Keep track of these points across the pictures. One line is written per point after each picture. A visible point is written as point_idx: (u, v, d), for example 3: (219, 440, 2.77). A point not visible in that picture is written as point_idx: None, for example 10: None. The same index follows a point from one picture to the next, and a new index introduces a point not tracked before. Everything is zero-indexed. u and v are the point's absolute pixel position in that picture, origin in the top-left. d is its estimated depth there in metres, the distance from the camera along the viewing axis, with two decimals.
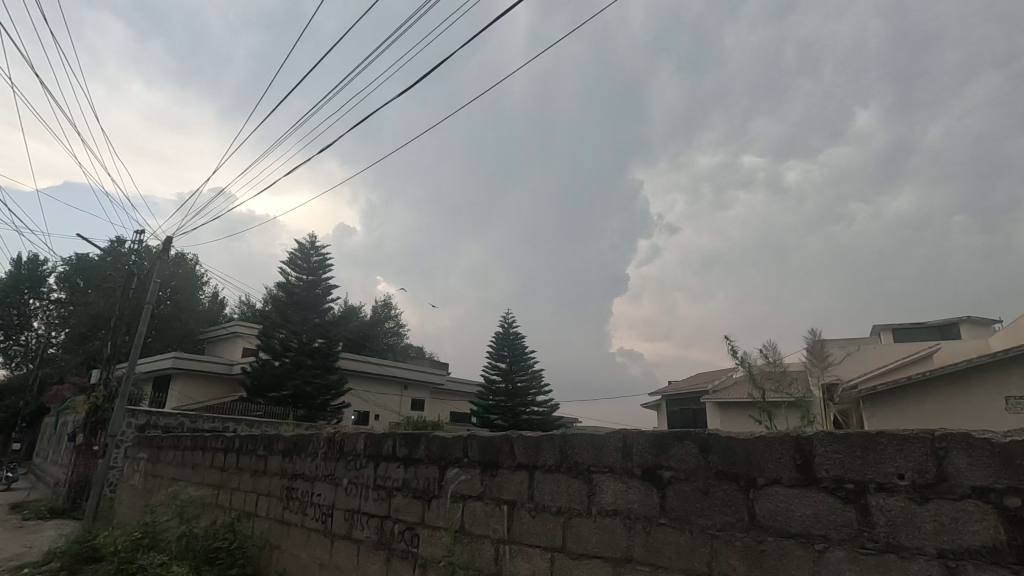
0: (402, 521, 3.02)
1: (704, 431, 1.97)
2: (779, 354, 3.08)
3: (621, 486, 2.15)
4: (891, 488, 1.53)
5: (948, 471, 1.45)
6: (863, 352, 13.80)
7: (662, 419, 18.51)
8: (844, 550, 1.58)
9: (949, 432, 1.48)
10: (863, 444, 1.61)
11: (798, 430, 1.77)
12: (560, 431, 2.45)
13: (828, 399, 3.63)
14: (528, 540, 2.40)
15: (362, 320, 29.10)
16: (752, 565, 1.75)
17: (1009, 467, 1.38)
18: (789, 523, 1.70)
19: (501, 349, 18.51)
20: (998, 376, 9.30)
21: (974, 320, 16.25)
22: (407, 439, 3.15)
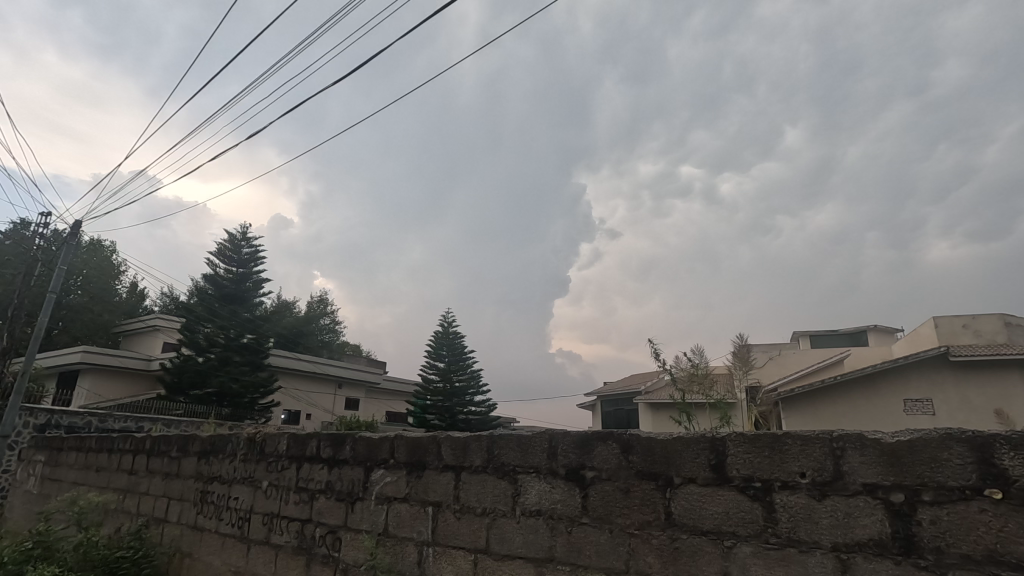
0: (324, 524, 2.91)
1: (626, 432, 2.02)
2: (703, 357, 3.16)
3: (545, 486, 2.16)
4: (793, 486, 1.62)
5: (843, 469, 1.55)
6: (783, 357, 14.69)
7: (597, 419, 18.96)
8: (750, 546, 1.66)
9: (845, 433, 1.58)
10: (770, 444, 1.69)
11: (713, 431, 1.83)
12: (488, 431, 2.44)
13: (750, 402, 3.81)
14: (452, 542, 2.37)
15: (297, 316, 28.05)
16: (666, 562, 1.80)
17: (895, 465, 1.48)
18: (702, 521, 1.76)
19: (440, 348, 18.30)
20: (899, 381, 10.13)
21: (880, 329, 17.64)
22: (333, 440, 3.04)
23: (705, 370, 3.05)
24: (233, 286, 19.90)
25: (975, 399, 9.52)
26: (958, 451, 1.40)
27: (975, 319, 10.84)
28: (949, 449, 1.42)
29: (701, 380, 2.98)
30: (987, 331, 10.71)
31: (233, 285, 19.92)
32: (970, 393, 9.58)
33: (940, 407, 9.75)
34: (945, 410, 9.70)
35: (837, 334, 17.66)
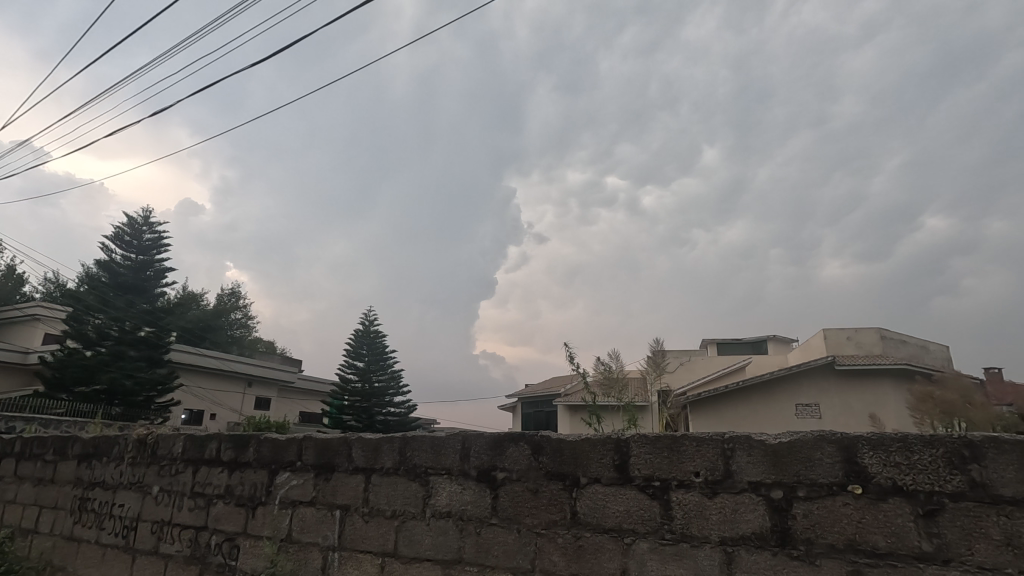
0: (221, 531, 2.74)
1: (537, 433, 2.06)
2: (617, 360, 3.28)
3: (456, 487, 2.16)
4: (688, 484, 1.72)
5: (732, 468, 1.67)
6: (693, 362, 15.57)
7: (517, 421, 19.18)
8: (647, 542, 1.74)
9: (736, 434, 1.71)
10: (669, 444, 1.80)
11: (619, 432, 1.91)
12: (401, 432, 2.40)
13: (661, 404, 4.00)
14: (359, 546, 2.31)
15: (204, 309, 26.21)
16: (570, 560, 1.85)
17: (777, 464, 1.61)
18: (604, 519, 1.83)
19: (360, 347, 17.76)
20: (793, 387, 11.03)
21: (778, 338, 19.14)
22: (235, 441, 2.88)
23: (619, 372, 3.15)
24: (131, 274, 18.25)
25: (855, 403, 10.53)
26: (829, 450, 1.55)
27: (857, 331, 12.00)
28: (821, 449, 1.56)
29: (612, 383, 3.09)
30: (867, 343, 11.88)
31: (130, 273, 18.26)
32: (851, 398, 10.60)
33: (825, 411, 10.72)
34: (829, 414, 10.67)
35: (741, 341, 18.94)
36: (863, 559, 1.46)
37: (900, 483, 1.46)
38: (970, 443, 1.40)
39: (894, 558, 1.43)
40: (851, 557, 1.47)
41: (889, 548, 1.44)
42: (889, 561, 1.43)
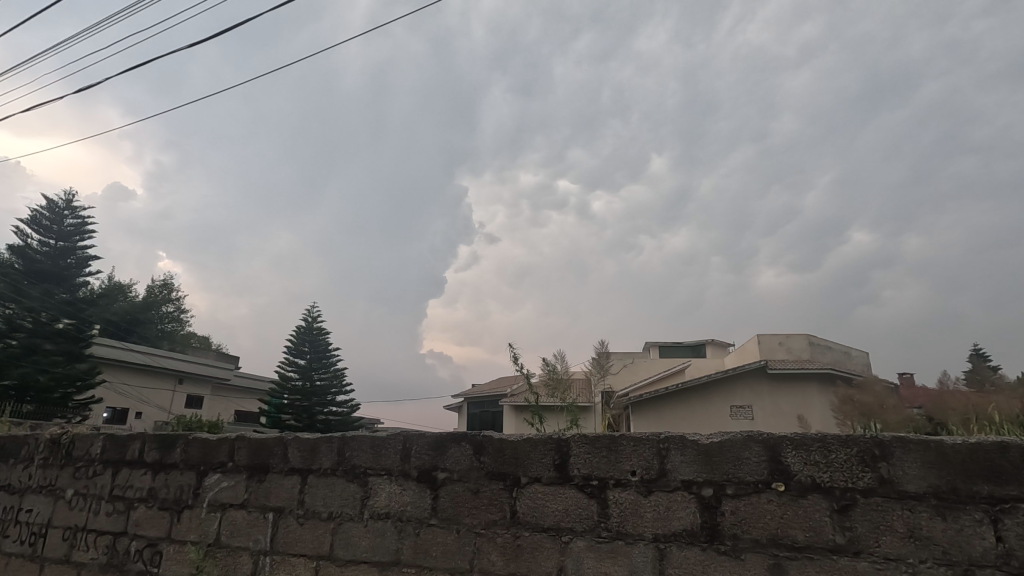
0: (142, 537, 2.59)
1: (479, 433, 2.06)
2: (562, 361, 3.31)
3: (396, 488, 2.13)
4: (624, 483, 1.77)
5: (666, 467, 1.73)
6: (636, 364, 15.99)
7: (463, 421, 19.11)
8: (584, 540, 1.78)
9: (671, 434, 1.77)
10: (607, 444, 1.84)
11: (560, 432, 1.94)
12: (340, 431, 2.34)
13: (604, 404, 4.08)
14: (292, 549, 2.24)
15: (132, 301, 24.65)
16: (509, 559, 1.86)
17: (708, 462, 1.68)
18: (543, 519, 1.85)
19: (302, 344, 17.18)
20: (728, 389, 11.53)
21: (717, 342, 19.95)
22: (160, 442, 2.72)
23: (564, 374, 3.19)
24: (49, 262, 16.93)
25: (784, 406, 11.11)
26: (756, 450, 1.63)
27: (788, 337, 12.67)
28: (749, 449, 1.64)
29: (556, 384, 3.13)
30: (796, 348, 12.56)
31: (48, 261, 16.94)
32: (781, 401, 11.17)
33: (757, 413, 11.27)
34: (761, 415, 11.21)
35: (682, 345, 19.61)
36: (783, 553, 1.54)
37: (818, 480, 1.55)
38: (881, 443, 1.51)
39: (811, 551, 1.51)
40: (773, 551, 1.55)
41: (806, 542, 1.52)
42: (806, 554, 1.51)
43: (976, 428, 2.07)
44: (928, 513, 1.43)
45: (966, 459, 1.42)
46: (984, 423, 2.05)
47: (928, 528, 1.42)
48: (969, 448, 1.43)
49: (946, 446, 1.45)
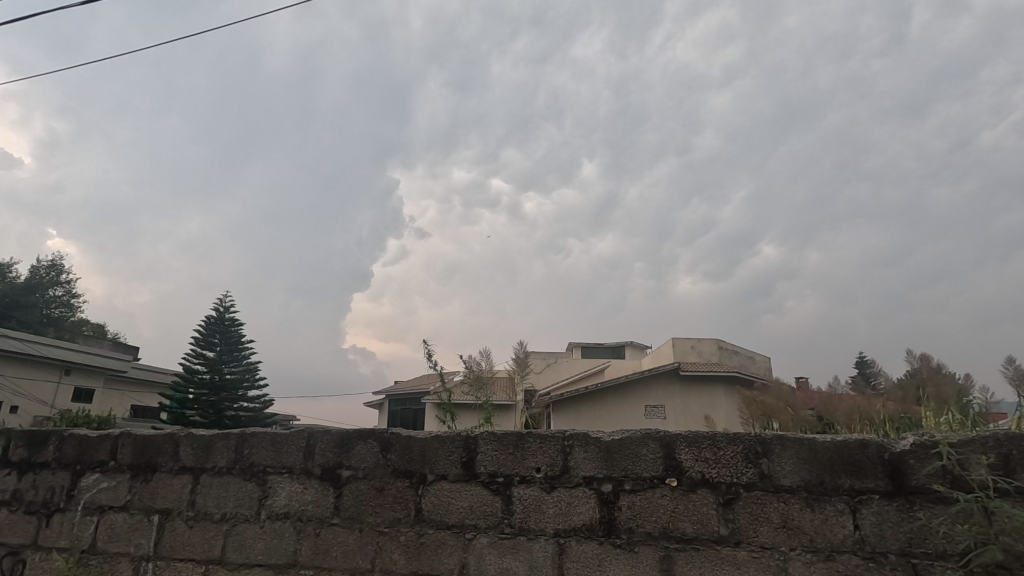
0: (3, 545, 2.32)
1: (387, 431, 2.02)
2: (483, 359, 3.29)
3: (297, 487, 2.04)
4: (528, 479, 1.80)
5: (570, 464, 1.78)
6: (558, 364, 16.35)
7: (383, 418, 18.70)
8: (487, 537, 1.79)
9: (575, 432, 1.82)
10: (514, 441, 1.86)
11: (468, 430, 1.94)
12: (238, 429, 2.21)
13: (525, 404, 4.11)
14: (179, 554, 2.09)
15: (11, 283, 22.08)
16: (411, 557, 1.84)
17: (609, 459, 1.74)
18: (448, 516, 1.85)
19: (211, 334, 16.08)
20: (644, 390, 12.08)
21: (635, 345, 20.80)
22: (29, 438, 2.45)
23: (488, 372, 3.17)
24: None
25: (693, 406, 11.75)
26: (652, 447, 1.71)
27: (699, 341, 13.42)
28: (646, 446, 1.72)
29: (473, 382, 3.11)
30: (707, 352, 13.32)
31: None
32: (691, 401, 11.79)
33: (669, 413, 11.83)
34: (672, 415, 11.79)
35: (603, 347, 20.28)
36: (673, 545, 1.62)
37: (707, 475, 1.65)
38: (763, 440, 1.63)
39: (697, 542, 1.60)
40: (663, 543, 1.63)
41: (693, 533, 1.61)
42: (693, 544, 1.60)
43: (857, 428, 2.30)
44: (799, 505, 1.55)
45: (834, 455, 1.56)
46: (865, 423, 2.27)
47: (799, 518, 1.55)
48: (836, 445, 1.57)
49: (818, 444, 1.58)
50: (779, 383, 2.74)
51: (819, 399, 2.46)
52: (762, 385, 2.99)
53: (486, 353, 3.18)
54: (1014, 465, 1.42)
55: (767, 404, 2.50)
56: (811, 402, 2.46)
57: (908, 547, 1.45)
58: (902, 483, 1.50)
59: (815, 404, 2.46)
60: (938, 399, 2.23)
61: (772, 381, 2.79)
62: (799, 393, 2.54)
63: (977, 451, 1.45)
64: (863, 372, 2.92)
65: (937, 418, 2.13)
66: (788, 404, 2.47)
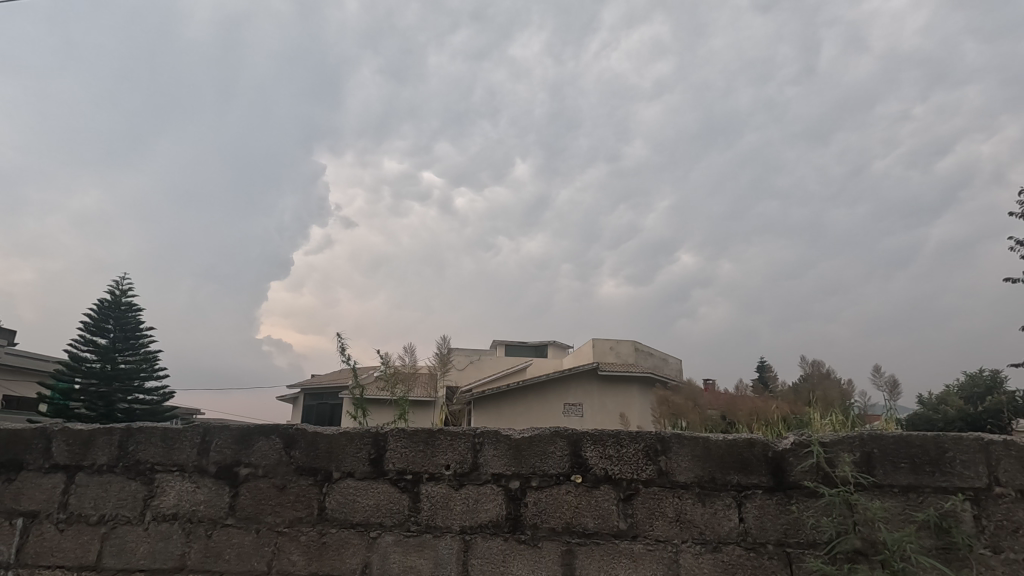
0: None
1: (292, 427, 1.93)
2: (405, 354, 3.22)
3: (188, 486, 1.91)
4: (437, 477, 1.79)
5: (479, 461, 1.78)
6: (481, 362, 16.41)
7: (298, 413, 17.92)
8: (392, 535, 1.76)
9: (486, 430, 1.83)
10: (424, 438, 1.84)
11: (379, 427, 1.90)
12: (123, 423, 2.03)
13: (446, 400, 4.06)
14: (46, 561, 1.89)
15: None
16: (311, 558, 1.77)
17: (518, 456, 1.76)
18: (352, 514, 1.80)
19: (103, 320, 14.69)
20: (563, 388, 12.42)
21: (558, 344, 21.29)
22: None
23: (409, 369, 3.12)
24: None
25: (609, 404, 12.20)
26: (560, 445, 1.75)
27: (617, 342, 13.93)
28: (555, 444, 1.75)
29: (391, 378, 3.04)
30: (624, 352, 13.86)
31: None
32: (607, 399, 12.24)
33: (586, 410, 12.22)
34: (589, 413, 12.18)
35: (526, 345, 20.59)
36: (575, 540, 1.67)
37: (610, 472, 1.71)
38: (662, 438, 1.71)
39: (599, 537, 1.66)
40: (566, 538, 1.67)
41: (595, 528, 1.67)
42: (594, 539, 1.66)
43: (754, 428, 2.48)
44: (692, 500, 1.65)
45: (725, 453, 1.67)
46: (762, 423, 2.45)
47: (691, 512, 1.64)
48: (727, 444, 1.68)
49: (711, 442, 1.69)
50: (690, 383, 2.90)
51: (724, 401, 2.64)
52: (675, 385, 3.16)
53: (409, 350, 3.13)
54: (874, 463, 1.58)
55: (676, 403, 2.72)
56: (716, 403, 2.63)
57: (785, 538, 1.58)
58: (782, 479, 1.63)
59: (719, 405, 2.61)
60: (824, 401, 2.45)
61: (684, 381, 2.95)
62: (707, 394, 2.74)
63: (845, 449, 1.60)
64: (763, 377, 3.16)
65: (823, 419, 2.35)
66: (695, 404, 2.70)
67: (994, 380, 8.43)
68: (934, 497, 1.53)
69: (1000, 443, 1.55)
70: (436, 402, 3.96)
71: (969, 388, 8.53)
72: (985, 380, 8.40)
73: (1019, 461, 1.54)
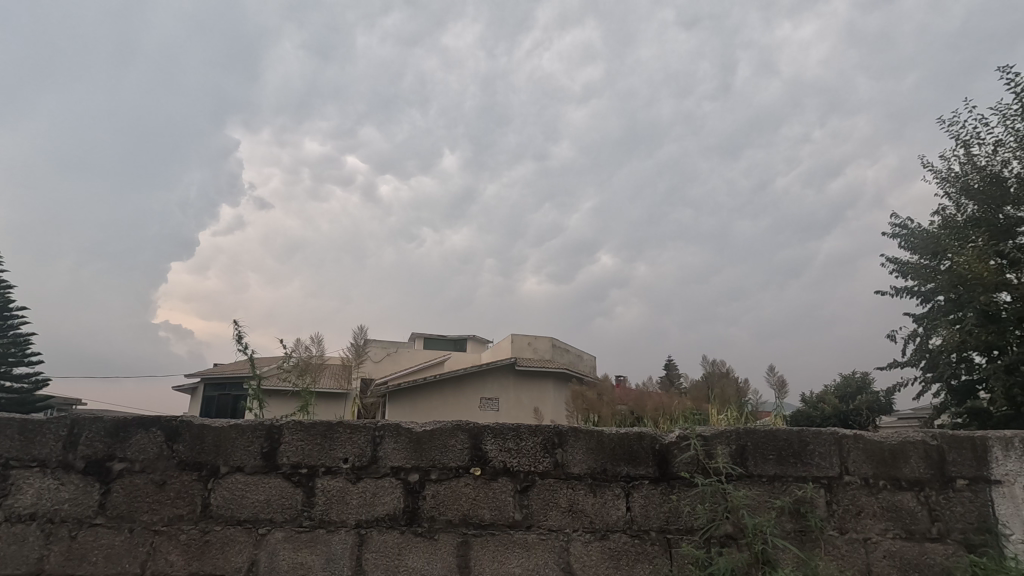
0: None
1: (176, 418, 1.81)
2: (320, 344, 3.06)
3: (51, 483, 1.73)
4: (334, 470, 1.75)
5: (379, 454, 1.76)
6: (399, 354, 16.13)
7: (196, 405, 16.72)
8: (283, 531, 1.70)
9: (388, 423, 1.80)
10: (323, 431, 1.79)
11: (273, 419, 1.81)
12: None
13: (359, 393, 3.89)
14: None
15: None
16: (191, 558, 1.67)
17: (419, 449, 1.76)
18: (240, 510, 1.71)
19: None
20: (480, 382, 12.49)
21: (477, 339, 21.39)
22: None
23: (317, 360, 2.99)
24: None
25: (524, 398, 12.43)
26: (461, 438, 1.76)
27: (535, 338, 14.20)
28: (456, 437, 1.77)
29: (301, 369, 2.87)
30: (541, 348, 14.16)
31: None
32: (522, 394, 12.45)
33: (502, 405, 12.37)
34: (504, 407, 12.34)
35: (445, 339, 20.52)
36: (471, 531, 1.69)
37: (508, 464, 1.74)
38: (560, 432, 1.77)
39: (494, 528, 1.69)
40: (462, 530, 1.69)
41: (490, 519, 1.70)
42: (490, 530, 1.69)
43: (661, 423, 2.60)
44: (584, 490, 1.72)
45: (617, 446, 1.76)
46: (665, 417, 2.59)
47: (582, 502, 1.71)
48: (619, 437, 1.77)
49: (604, 435, 1.77)
50: (605, 379, 3.01)
51: (633, 397, 2.77)
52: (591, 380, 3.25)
53: (317, 339, 2.98)
54: (747, 455, 1.73)
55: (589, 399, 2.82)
56: (625, 398, 2.76)
57: (666, 525, 1.69)
58: (666, 470, 1.74)
59: (628, 401, 2.75)
60: (721, 398, 2.63)
61: (599, 377, 3.06)
62: (619, 390, 2.89)
63: (722, 442, 1.74)
64: (671, 374, 3.33)
65: (719, 415, 2.53)
66: (607, 400, 2.81)
67: (863, 381, 9.45)
68: (794, 485, 1.70)
69: (852, 436, 1.75)
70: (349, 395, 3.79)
71: (842, 388, 9.52)
72: (856, 380, 9.41)
73: (866, 452, 1.74)
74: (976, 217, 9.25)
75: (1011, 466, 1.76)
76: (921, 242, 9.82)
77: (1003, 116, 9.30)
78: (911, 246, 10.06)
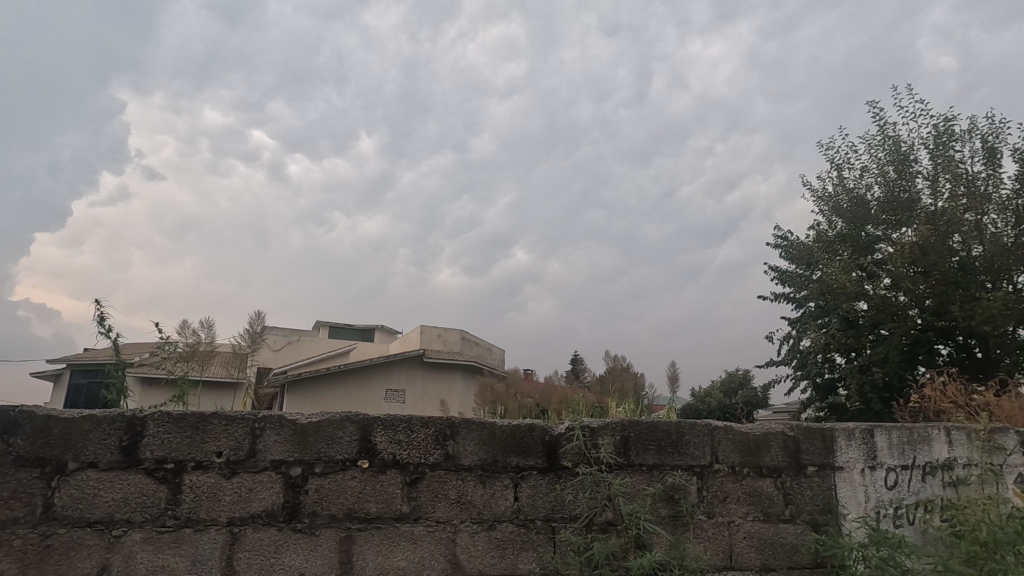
0: None
1: (15, 408, 1.58)
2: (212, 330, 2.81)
3: None
4: (206, 465, 1.62)
5: (257, 447, 1.65)
6: (301, 342, 15.38)
7: (61, 393, 14.92)
8: (142, 532, 1.55)
9: (269, 415, 1.69)
10: (195, 423, 1.64)
11: (136, 409, 1.64)
12: None
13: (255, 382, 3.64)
14: None
15: None
16: (26, 566, 1.48)
17: (304, 441, 1.67)
18: (91, 510, 1.54)
19: None
20: (386, 373, 12.21)
21: (386, 330, 20.91)
22: None
23: (206, 347, 2.74)
24: None
25: (431, 390, 12.31)
26: (349, 430, 1.70)
27: (445, 330, 14.13)
28: (343, 428, 1.69)
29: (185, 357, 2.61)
30: (451, 341, 14.13)
31: None
32: (429, 386, 12.33)
33: (408, 397, 12.17)
34: (410, 399, 12.16)
35: (352, 328, 19.86)
36: (355, 525, 1.64)
37: (397, 456, 1.71)
38: (452, 423, 1.75)
39: (380, 521, 1.65)
40: (346, 524, 1.64)
41: (376, 513, 1.66)
42: (375, 524, 1.65)
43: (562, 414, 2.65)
44: (473, 481, 1.72)
45: (508, 438, 1.78)
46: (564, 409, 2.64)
47: (471, 494, 1.72)
48: (511, 428, 1.78)
49: (497, 428, 1.77)
50: (515, 374, 3.04)
51: (540, 391, 2.81)
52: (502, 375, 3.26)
53: (206, 325, 2.74)
54: (630, 445, 1.81)
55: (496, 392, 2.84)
56: (531, 393, 2.80)
57: (551, 514, 1.74)
58: (553, 461, 1.78)
59: (533, 396, 2.79)
60: (620, 392, 2.75)
61: (511, 372, 3.08)
62: (526, 384, 2.94)
63: (608, 434, 1.81)
64: (577, 369, 3.43)
65: (617, 408, 2.62)
66: (514, 394, 2.84)
67: (745, 377, 10.33)
68: (669, 473, 1.81)
69: (722, 428, 1.89)
70: (243, 385, 3.54)
71: (727, 383, 10.34)
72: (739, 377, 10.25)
73: (734, 442, 1.89)
74: (843, 233, 10.40)
75: (852, 453, 1.99)
76: (798, 253, 10.92)
77: (869, 146, 10.52)
78: (790, 256, 11.15)
